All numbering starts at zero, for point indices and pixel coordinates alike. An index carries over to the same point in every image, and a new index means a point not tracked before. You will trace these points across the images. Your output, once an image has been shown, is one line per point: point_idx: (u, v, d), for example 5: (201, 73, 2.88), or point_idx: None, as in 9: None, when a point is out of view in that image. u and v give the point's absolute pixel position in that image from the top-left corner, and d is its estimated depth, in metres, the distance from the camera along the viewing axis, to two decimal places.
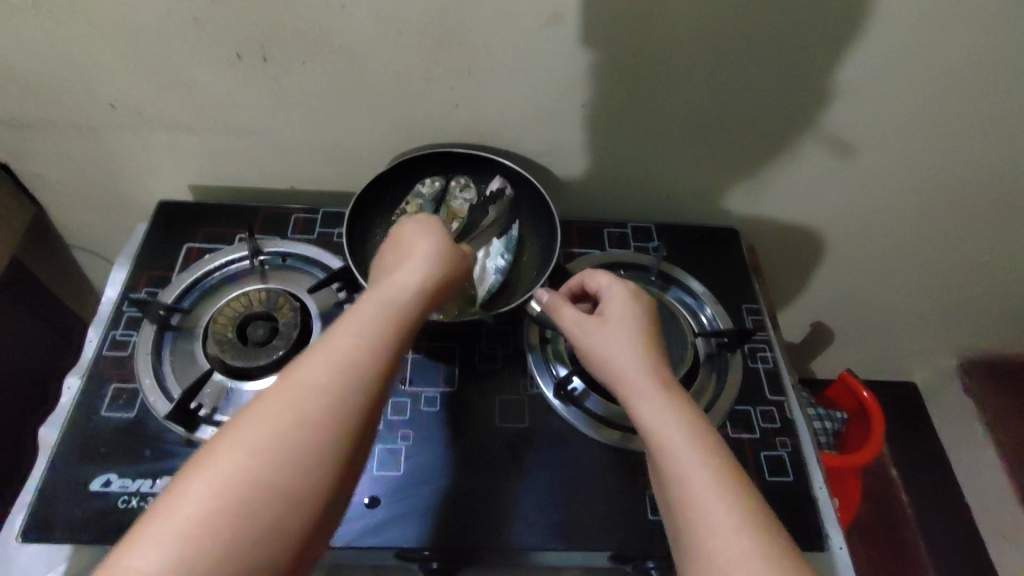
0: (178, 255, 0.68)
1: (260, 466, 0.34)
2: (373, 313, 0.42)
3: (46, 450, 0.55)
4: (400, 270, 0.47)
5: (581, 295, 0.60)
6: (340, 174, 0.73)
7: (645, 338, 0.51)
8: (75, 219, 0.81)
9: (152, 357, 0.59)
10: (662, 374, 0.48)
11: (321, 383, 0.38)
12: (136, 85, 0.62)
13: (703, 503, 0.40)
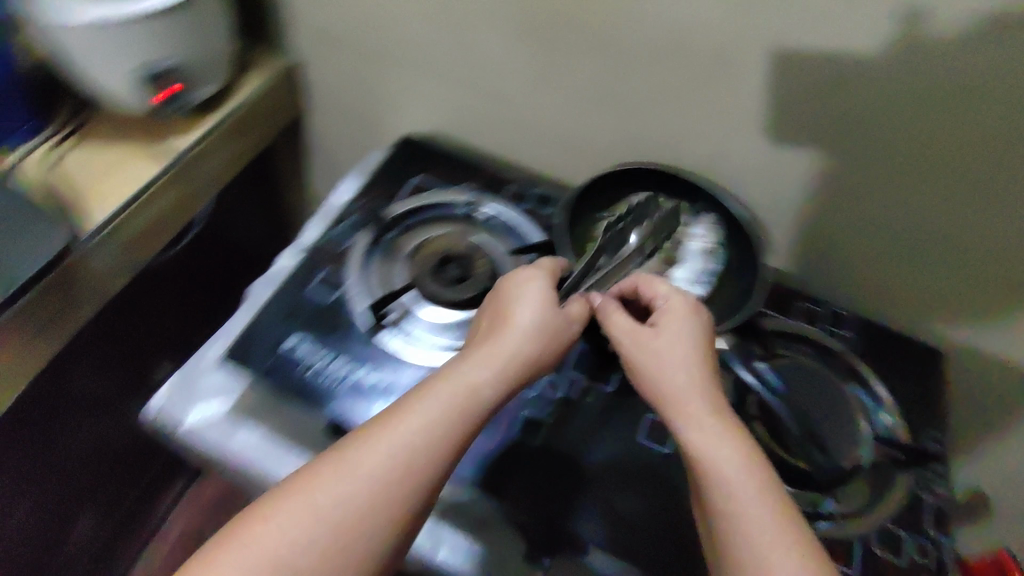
0: (405, 184, 0.75)
1: (320, 528, 0.40)
2: (452, 392, 0.46)
3: (255, 302, 0.63)
4: (492, 340, 0.49)
5: (630, 299, 0.57)
6: (560, 158, 0.79)
7: (698, 359, 0.48)
8: (321, 132, 0.93)
9: (361, 259, 0.66)
10: (721, 410, 0.46)
11: (386, 457, 0.43)
12: (432, 26, 0.72)
13: (760, 556, 0.40)
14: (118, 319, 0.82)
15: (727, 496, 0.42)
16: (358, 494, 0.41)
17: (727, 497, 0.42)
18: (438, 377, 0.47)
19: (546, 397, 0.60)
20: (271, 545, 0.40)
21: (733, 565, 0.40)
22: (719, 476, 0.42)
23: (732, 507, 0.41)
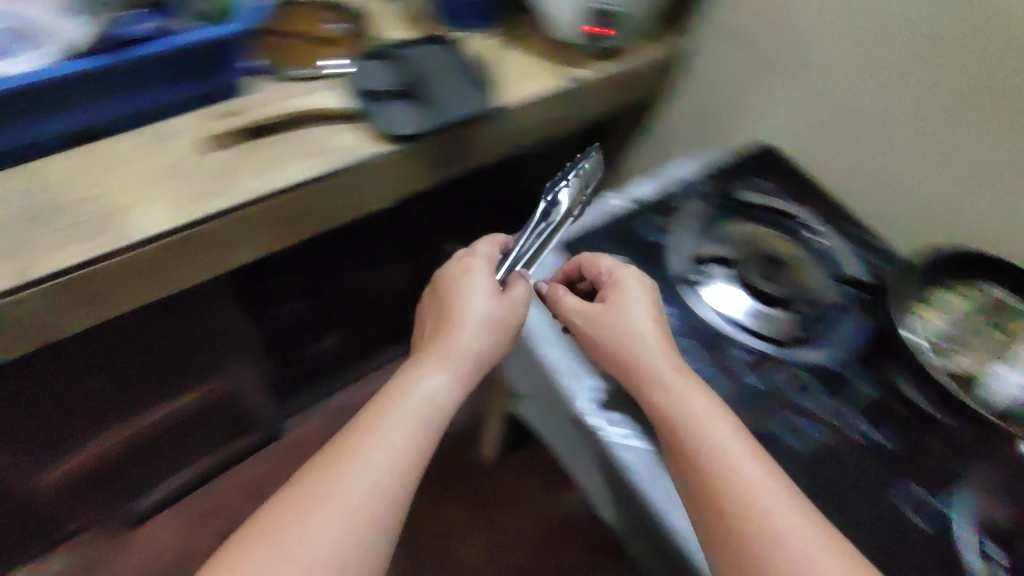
0: (744, 179, 0.78)
1: (351, 500, 0.47)
2: (439, 354, 0.55)
3: (586, 218, 0.71)
4: (433, 343, 0.56)
5: (575, 280, 0.64)
6: (898, 212, 0.77)
7: (655, 340, 0.55)
8: (671, 118, 0.98)
9: (687, 223, 0.71)
10: (690, 389, 0.52)
11: (373, 460, 0.48)
12: (832, 46, 0.75)
13: (767, 510, 0.45)
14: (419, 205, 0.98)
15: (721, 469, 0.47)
16: (360, 487, 0.47)
17: (726, 474, 0.47)
18: (410, 365, 0.55)
19: (758, 358, 0.62)
20: (299, 545, 0.45)
21: (745, 538, 0.44)
22: (714, 447, 0.49)
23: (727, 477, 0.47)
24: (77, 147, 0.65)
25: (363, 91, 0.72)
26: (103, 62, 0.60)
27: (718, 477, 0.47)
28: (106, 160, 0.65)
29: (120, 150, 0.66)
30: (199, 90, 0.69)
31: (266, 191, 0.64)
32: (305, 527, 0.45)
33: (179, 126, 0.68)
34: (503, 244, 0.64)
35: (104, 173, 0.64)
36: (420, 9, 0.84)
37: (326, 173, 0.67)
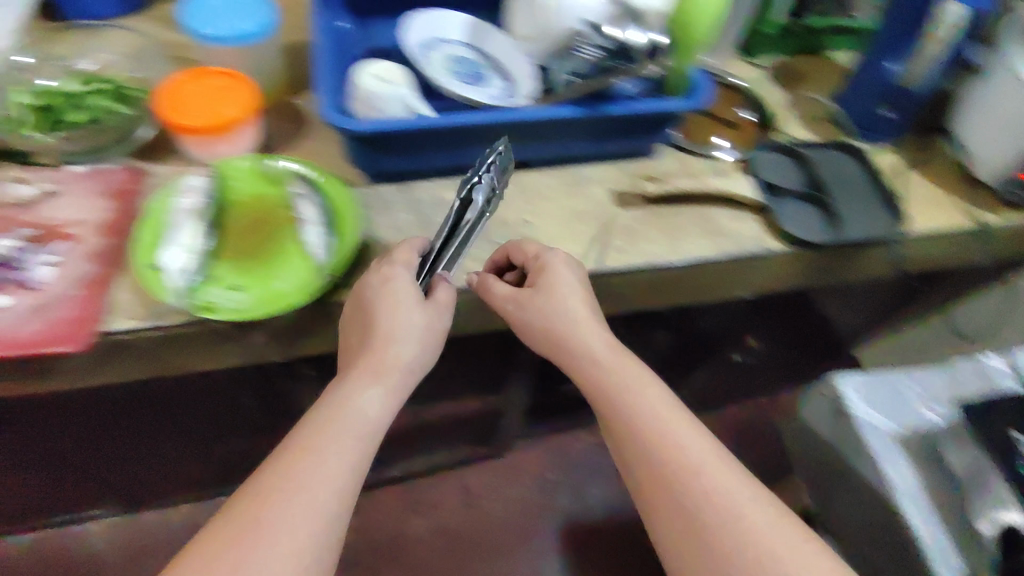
0: None
1: (274, 513, 0.47)
2: (371, 375, 0.54)
3: (977, 383, 0.63)
4: (372, 355, 0.55)
5: (503, 265, 0.65)
6: None
7: (604, 356, 0.58)
8: None
9: None
10: (627, 366, 0.58)
11: (347, 455, 0.50)
12: None
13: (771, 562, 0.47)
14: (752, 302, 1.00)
15: (671, 462, 0.53)
16: (326, 484, 0.48)
17: (685, 468, 0.52)
18: (343, 382, 0.55)
19: None
20: (294, 513, 0.47)
21: None
22: (665, 439, 0.54)
23: (676, 468, 0.52)
24: None
25: (780, 191, 0.72)
26: (576, 111, 0.63)
27: (674, 474, 0.52)
28: (527, 193, 0.70)
29: (540, 186, 0.70)
30: (625, 148, 0.72)
31: (662, 258, 0.66)
32: (297, 498, 0.47)
33: (593, 177, 0.72)
34: (422, 247, 0.62)
35: (525, 206, 0.69)
36: (827, 109, 0.82)
37: (720, 257, 0.67)
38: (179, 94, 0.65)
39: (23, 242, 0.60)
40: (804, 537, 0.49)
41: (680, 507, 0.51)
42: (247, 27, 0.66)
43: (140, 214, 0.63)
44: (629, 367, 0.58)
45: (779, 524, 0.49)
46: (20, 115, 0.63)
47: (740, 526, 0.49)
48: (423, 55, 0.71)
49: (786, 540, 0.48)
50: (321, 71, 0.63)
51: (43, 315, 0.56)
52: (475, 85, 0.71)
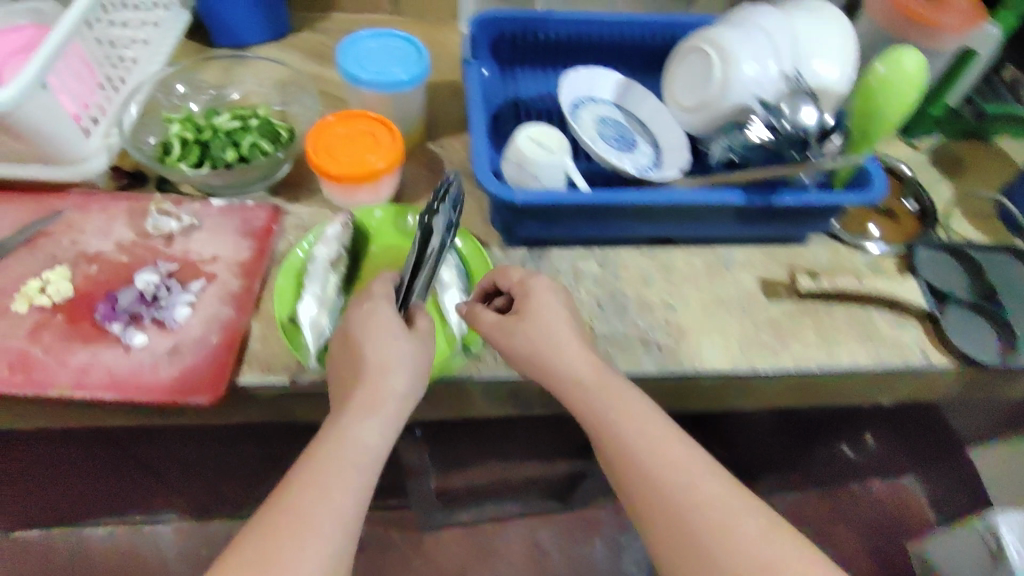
0: None
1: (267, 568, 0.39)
2: (365, 408, 0.47)
3: None
4: (363, 393, 0.48)
5: (490, 291, 0.58)
6: None
7: (586, 378, 0.50)
8: None
9: None
10: (612, 392, 0.49)
11: (348, 493, 0.43)
12: None
13: None
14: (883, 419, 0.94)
15: (652, 490, 0.45)
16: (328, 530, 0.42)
17: (670, 496, 0.44)
18: (332, 419, 0.47)
19: None
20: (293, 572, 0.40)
21: None
22: (651, 464, 0.46)
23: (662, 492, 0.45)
24: (644, 248, 0.67)
25: (930, 295, 0.65)
26: (746, 198, 0.58)
27: (669, 498, 0.44)
28: (669, 273, 0.66)
29: (682, 266, 0.66)
30: (777, 233, 0.67)
31: (816, 362, 0.60)
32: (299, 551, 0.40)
33: (739, 261, 0.67)
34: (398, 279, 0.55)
35: (667, 288, 0.64)
36: (990, 204, 0.75)
37: (880, 367, 0.61)
38: (325, 135, 0.64)
39: (165, 277, 0.59)
40: (797, 545, 0.42)
41: (681, 539, 0.43)
42: (396, 75, 0.65)
43: (277, 258, 0.62)
44: (613, 390, 0.49)
45: (776, 536, 0.42)
46: (172, 145, 0.62)
47: (747, 550, 0.42)
48: (576, 115, 0.68)
49: (783, 547, 0.42)
50: (479, 135, 0.62)
51: (179, 360, 0.55)
52: (626, 151, 0.68)
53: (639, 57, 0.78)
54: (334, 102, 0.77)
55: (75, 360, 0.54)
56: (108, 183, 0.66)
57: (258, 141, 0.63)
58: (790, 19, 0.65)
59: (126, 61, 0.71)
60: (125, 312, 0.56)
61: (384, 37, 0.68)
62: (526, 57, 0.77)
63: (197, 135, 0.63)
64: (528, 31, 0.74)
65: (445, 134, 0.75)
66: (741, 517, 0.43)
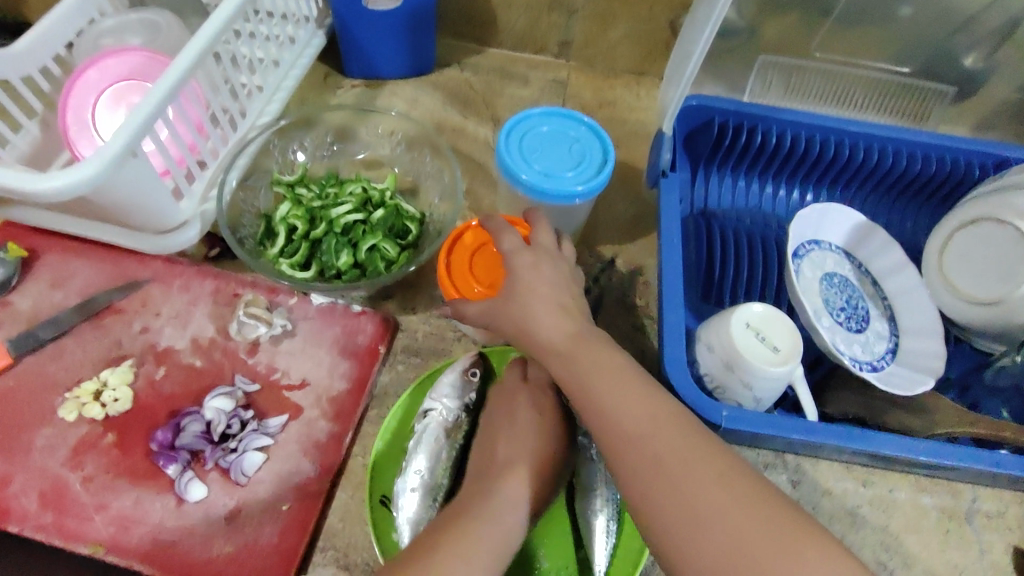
0: None
1: None
2: (509, 502, 0.40)
3: None
4: (505, 483, 0.41)
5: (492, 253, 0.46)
6: None
7: (557, 342, 0.40)
8: None
9: None
10: (589, 349, 0.39)
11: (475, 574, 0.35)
12: None
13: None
14: None
15: (610, 429, 0.36)
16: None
17: (630, 440, 0.36)
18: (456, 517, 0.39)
19: None
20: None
21: None
22: (610, 406, 0.37)
23: (621, 436, 0.36)
24: (858, 470, 0.49)
25: None
26: None
27: (631, 434, 0.36)
28: (888, 515, 0.47)
29: (907, 507, 0.48)
30: None
31: None
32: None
33: (986, 513, 0.48)
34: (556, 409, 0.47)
35: (882, 540, 0.46)
36: None
37: None
38: (464, 246, 0.49)
39: (240, 405, 0.46)
40: (746, 484, 0.33)
41: (649, 490, 0.34)
42: (568, 185, 0.49)
43: (378, 393, 0.49)
44: (589, 348, 0.39)
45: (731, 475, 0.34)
46: (278, 233, 0.49)
47: (711, 505, 0.33)
48: (799, 270, 0.50)
49: (730, 487, 0.33)
50: (671, 296, 0.45)
51: (238, 534, 0.42)
52: (856, 331, 0.50)
53: (877, 183, 0.58)
54: (474, 172, 0.62)
55: (116, 507, 0.43)
56: (197, 249, 0.54)
57: (380, 245, 0.49)
58: None
59: (248, 88, 0.57)
60: (185, 449, 0.44)
61: (561, 118, 0.52)
62: (727, 159, 0.58)
63: (309, 227, 0.49)
64: (742, 127, 0.56)
65: (604, 240, 0.59)
66: (704, 461, 0.34)
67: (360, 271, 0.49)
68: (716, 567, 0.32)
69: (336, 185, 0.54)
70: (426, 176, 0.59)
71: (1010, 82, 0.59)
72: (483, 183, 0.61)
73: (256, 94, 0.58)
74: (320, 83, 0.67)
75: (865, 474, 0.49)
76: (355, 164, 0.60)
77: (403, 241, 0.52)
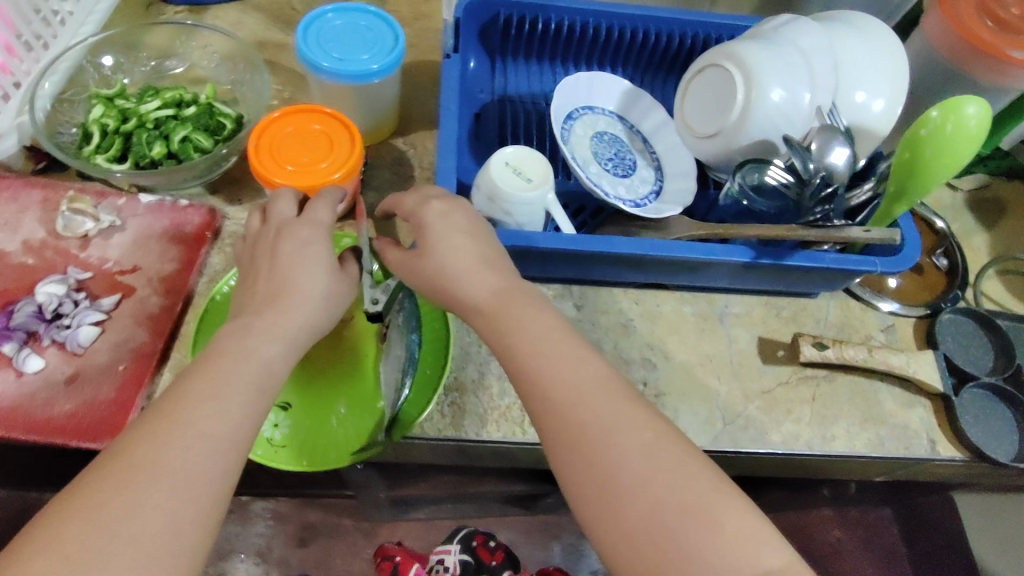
0: None
1: (178, 460, 0.35)
2: (271, 333, 0.41)
3: None
4: (268, 314, 0.42)
5: (305, 160, 0.53)
6: None
7: (483, 299, 0.45)
8: None
9: None
10: (508, 306, 0.44)
11: (232, 417, 0.38)
12: None
13: (690, 511, 0.37)
14: (873, 488, 0.82)
15: (526, 375, 0.42)
16: (218, 457, 0.36)
17: (560, 409, 0.41)
18: (244, 318, 0.42)
19: None
20: (167, 498, 0.34)
21: (672, 541, 0.36)
22: (542, 378, 0.42)
23: (552, 403, 0.41)
24: (633, 291, 0.59)
25: (953, 360, 0.58)
26: (757, 256, 0.51)
27: (541, 384, 0.42)
28: (655, 323, 0.58)
29: (670, 316, 0.58)
30: (786, 288, 0.59)
31: (812, 447, 0.53)
32: (152, 502, 0.34)
33: (736, 314, 0.59)
34: (387, 288, 0.50)
35: (649, 343, 0.57)
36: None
37: (878, 455, 0.54)
38: (274, 131, 0.54)
39: (72, 289, 0.51)
40: (635, 414, 0.41)
41: (571, 459, 0.40)
42: (363, 65, 0.55)
43: (208, 271, 0.54)
44: (509, 301, 0.44)
45: (621, 411, 0.41)
46: (92, 134, 0.55)
47: (633, 475, 0.38)
48: (569, 128, 0.59)
49: (618, 421, 0.40)
50: (447, 150, 0.53)
51: (77, 394, 0.48)
52: (622, 176, 0.59)
53: (649, 58, 0.67)
54: (295, 80, 0.66)
55: None
56: (24, 164, 0.57)
57: (192, 135, 0.55)
58: (831, 38, 0.55)
59: (59, 14, 0.60)
60: (20, 329, 0.49)
61: (352, 12, 0.57)
62: (519, 46, 0.66)
63: (121, 124, 0.55)
64: (525, 18, 0.63)
65: (419, 129, 0.66)
66: (615, 415, 0.40)
67: (176, 159, 0.55)
68: (597, 501, 0.38)
69: (153, 93, 0.58)
70: (243, 84, 0.63)
71: None
72: (303, 88, 0.66)
73: (67, 19, 0.60)
74: (142, 10, 0.67)
75: (638, 294, 0.59)
76: (177, 79, 0.63)
77: (219, 135, 0.57)
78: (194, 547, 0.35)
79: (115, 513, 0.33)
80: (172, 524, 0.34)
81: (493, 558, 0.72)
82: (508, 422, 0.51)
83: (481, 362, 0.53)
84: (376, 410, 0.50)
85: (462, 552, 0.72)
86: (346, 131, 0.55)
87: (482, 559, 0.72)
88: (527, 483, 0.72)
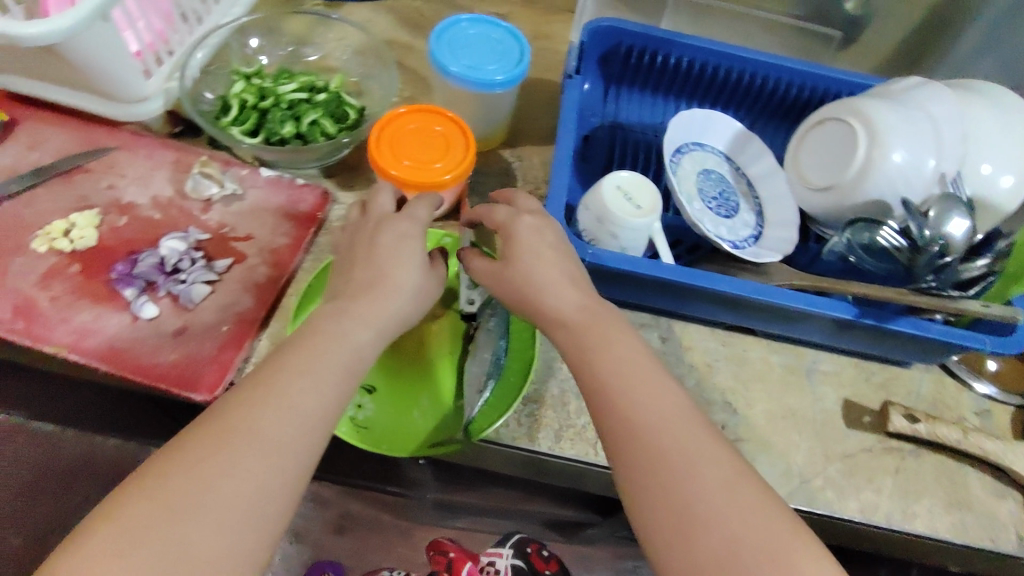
0: None
1: (270, 428, 0.37)
2: (366, 319, 0.43)
3: None
4: (365, 300, 0.43)
5: (424, 157, 0.55)
6: None
7: (570, 316, 0.45)
8: None
9: None
10: (599, 327, 0.44)
11: (323, 394, 0.39)
12: None
13: (768, 561, 0.36)
14: None
15: (609, 398, 0.42)
16: (306, 431, 0.38)
17: (642, 437, 0.40)
18: (346, 300, 0.44)
19: None
20: (256, 463, 0.36)
21: None
22: (627, 402, 0.41)
23: (633, 429, 0.41)
24: (720, 332, 0.59)
25: None
26: (860, 314, 0.49)
27: (625, 408, 0.41)
28: (740, 368, 0.57)
29: (757, 363, 0.57)
30: (880, 353, 0.57)
31: (890, 522, 0.51)
32: (242, 465, 0.35)
33: (824, 371, 0.58)
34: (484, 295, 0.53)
35: (731, 387, 0.56)
36: None
37: (960, 542, 0.51)
38: (397, 125, 0.56)
39: (192, 247, 0.54)
40: (718, 454, 0.40)
41: (648, 486, 0.39)
42: (488, 74, 0.57)
43: (314, 250, 0.57)
44: (598, 323, 0.45)
45: (705, 449, 0.40)
46: (231, 106, 0.59)
47: (710, 510, 0.37)
48: (678, 162, 0.59)
49: (699, 458, 0.39)
50: (559, 166, 0.54)
51: (182, 346, 0.50)
52: (724, 216, 0.59)
53: (764, 104, 0.67)
54: (417, 82, 0.69)
55: (77, 320, 0.51)
56: (162, 126, 0.61)
57: (320, 119, 0.58)
58: (964, 107, 0.54)
59: None
60: (141, 277, 0.53)
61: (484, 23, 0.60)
62: (637, 76, 0.67)
63: (258, 101, 0.59)
64: (648, 50, 0.64)
65: (527, 143, 0.68)
66: (698, 451, 0.40)
67: (302, 140, 0.58)
68: (670, 535, 0.37)
69: (287, 77, 0.61)
70: (370, 79, 0.66)
71: (884, 29, 0.68)
72: (423, 91, 0.68)
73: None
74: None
75: (725, 336, 0.58)
76: (309, 66, 0.67)
77: (343, 123, 0.60)
78: (274, 514, 0.36)
79: (209, 471, 0.35)
80: (258, 489, 0.35)
81: (547, 566, 0.76)
82: (582, 442, 0.51)
83: (563, 379, 0.54)
84: (456, 407, 0.51)
85: (515, 557, 0.75)
86: (463, 134, 0.56)
87: (537, 567, 0.75)
88: (577, 510, 0.72)
